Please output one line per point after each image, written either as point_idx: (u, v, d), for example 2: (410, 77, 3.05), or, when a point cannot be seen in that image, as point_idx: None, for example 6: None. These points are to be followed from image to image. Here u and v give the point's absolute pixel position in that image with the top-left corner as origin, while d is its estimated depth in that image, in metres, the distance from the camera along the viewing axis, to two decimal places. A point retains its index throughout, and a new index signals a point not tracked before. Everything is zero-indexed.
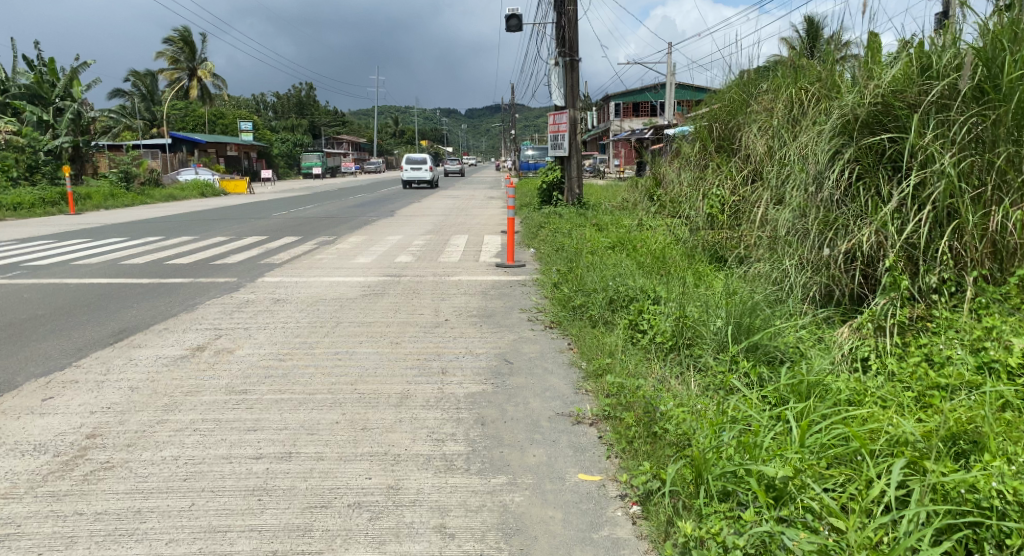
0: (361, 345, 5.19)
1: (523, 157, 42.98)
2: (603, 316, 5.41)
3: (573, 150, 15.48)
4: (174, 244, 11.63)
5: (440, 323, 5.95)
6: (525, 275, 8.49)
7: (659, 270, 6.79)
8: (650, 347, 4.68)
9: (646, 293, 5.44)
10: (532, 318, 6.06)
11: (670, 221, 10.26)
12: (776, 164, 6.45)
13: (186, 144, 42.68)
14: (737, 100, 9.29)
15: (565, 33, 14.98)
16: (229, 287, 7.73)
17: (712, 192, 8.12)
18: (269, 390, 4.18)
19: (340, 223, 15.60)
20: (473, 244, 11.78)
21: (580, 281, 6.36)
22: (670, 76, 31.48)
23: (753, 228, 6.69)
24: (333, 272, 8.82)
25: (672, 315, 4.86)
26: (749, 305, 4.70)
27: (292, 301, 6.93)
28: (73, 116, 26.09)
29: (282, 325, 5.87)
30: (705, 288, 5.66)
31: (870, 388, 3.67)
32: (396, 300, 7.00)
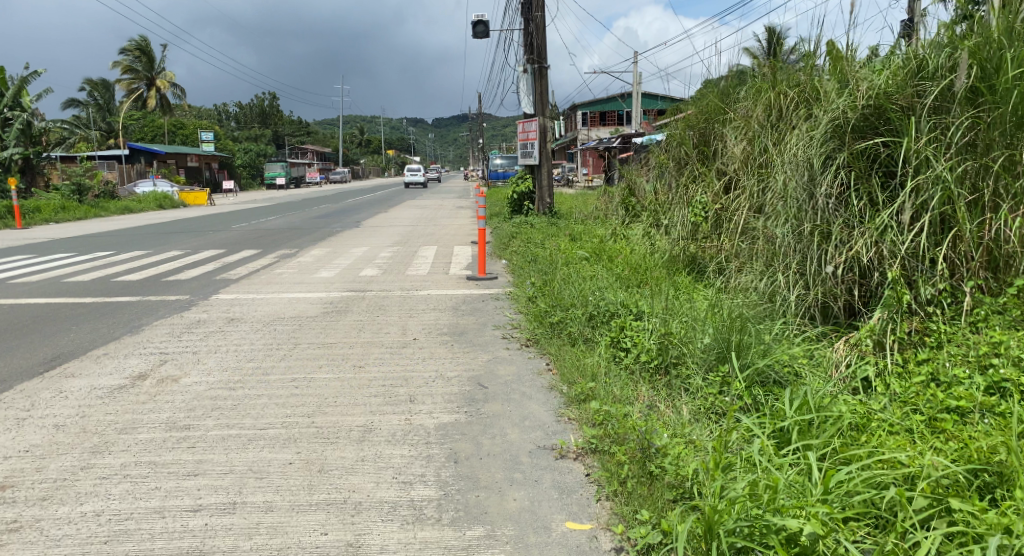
0: (321, 370, 4.77)
1: (491, 166, 42.71)
2: (585, 332, 5.08)
3: (543, 159, 15.23)
4: (124, 259, 10.94)
5: (408, 343, 5.55)
6: (497, 288, 8.14)
7: (639, 283, 6.52)
8: (635, 368, 4.37)
9: (630, 308, 5.16)
10: (506, 335, 5.71)
11: (645, 231, 10.05)
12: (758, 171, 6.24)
13: (145, 155, 41.29)
14: (713, 106, 9.15)
15: (533, 40, 14.76)
16: (180, 305, 7.20)
17: (694, 200, 7.89)
18: (216, 425, 3.73)
19: (304, 235, 15.02)
20: (442, 256, 11.38)
21: (558, 295, 6.03)
22: (636, 85, 31.69)
23: (735, 238, 6.49)
24: (294, 287, 8.33)
25: (659, 332, 4.58)
26: (739, 321, 4.45)
27: (246, 321, 6.44)
28: (23, 126, 25.00)
29: (236, 348, 5.40)
30: (690, 303, 5.40)
31: (876, 413, 3.43)
32: (360, 317, 6.57)
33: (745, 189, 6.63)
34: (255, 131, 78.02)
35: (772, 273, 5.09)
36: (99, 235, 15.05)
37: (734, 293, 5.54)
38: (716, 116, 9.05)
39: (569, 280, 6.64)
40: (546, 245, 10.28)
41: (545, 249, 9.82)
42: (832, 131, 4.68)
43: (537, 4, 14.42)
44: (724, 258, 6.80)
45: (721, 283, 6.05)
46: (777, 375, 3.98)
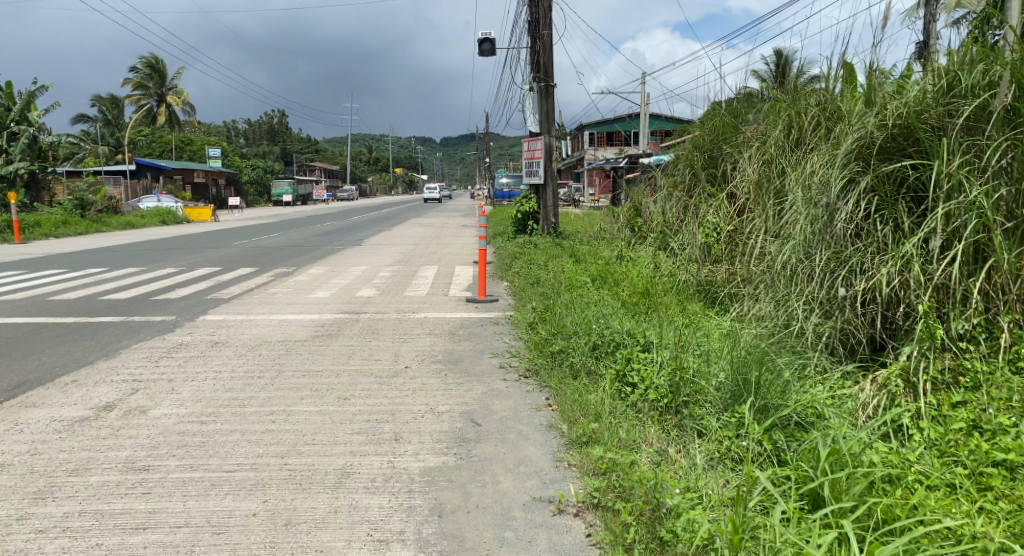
0: (302, 403, 4.41)
1: (497, 185, 42.59)
2: (588, 364, 4.72)
3: (548, 178, 14.96)
4: (115, 277, 10.65)
5: (398, 371, 5.20)
6: (497, 311, 7.79)
7: (646, 311, 6.17)
8: (643, 406, 4.01)
9: (638, 337, 4.80)
10: (504, 364, 5.35)
11: (651, 253, 9.72)
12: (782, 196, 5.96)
13: (151, 170, 41.32)
14: (723, 126, 8.93)
15: (539, 58, 14.58)
16: (164, 327, 6.87)
17: (707, 222, 7.59)
18: (178, 467, 3.38)
19: (303, 253, 14.73)
20: (442, 276, 11.05)
21: (560, 322, 5.67)
22: (642, 108, 31.67)
23: (750, 263, 6.22)
24: (285, 308, 8.00)
25: (668, 367, 4.23)
26: (756, 356, 4.10)
27: (231, 345, 6.09)
28: (29, 141, 25.02)
29: (215, 375, 5.06)
30: (700, 336, 5.04)
31: (910, 463, 3.05)
32: (351, 342, 6.23)
33: (763, 213, 6.30)
34: (262, 148, 78.39)
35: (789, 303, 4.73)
36: (95, 251, 14.78)
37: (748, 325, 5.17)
38: (731, 137, 8.74)
39: (572, 305, 6.31)
40: (549, 266, 9.95)
41: (547, 271, 9.50)
42: (855, 152, 4.33)
43: (543, 22, 14.26)
44: (737, 284, 6.44)
45: (734, 315, 5.69)
46: (797, 417, 3.61)
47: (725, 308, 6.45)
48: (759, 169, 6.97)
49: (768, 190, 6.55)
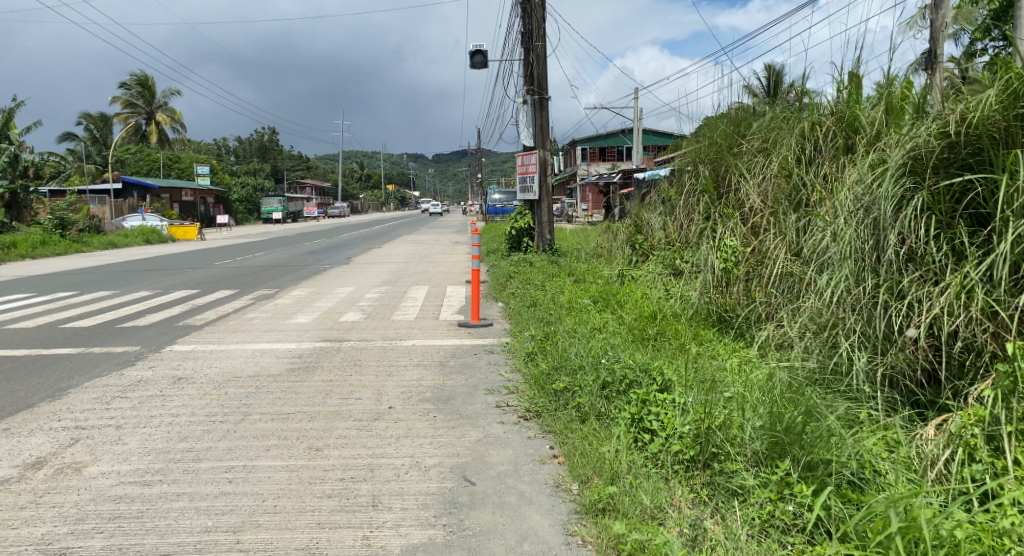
0: (266, 457, 3.78)
1: (489, 202, 42.10)
2: (600, 406, 4.17)
3: (543, 194, 14.49)
4: (84, 301, 9.97)
5: (380, 414, 4.58)
6: (492, 338, 7.19)
7: (660, 347, 5.58)
8: (666, 463, 3.49)
9: (657, 374, 4.27)
10: (501, 403, 4.75)
11: (656, 273, 9.22)
12: (812, 217, 5.54)
13: (138, 189, 40.52)
14: (723, 142, 8.65)
15: (533, 71, 14.13)
16: (124, 359, 6.21)
17: (720, 243, 7.05)
18: (103, 549, 2.74)
19: (288, 273, 14.09)
20: (433, 297, 10.43)
21: (562, 353, 5.12)
22: (634, 123, 31.37)
23: (772, 288, 5.86)
24: (261, 337, 7.35)
25: (693, 413, 3.68)
26: (805, 407, 3.60)
27: (195, 381, 5.44)
28: (10, 159, 24.42)
29: (171, 419, 4.43)
30: (729, 377, 4.51)
31: (999, 534, 2.50)
32: (330, 377, 5.59)
33: (786, 234, 5.88)
34: (253, 165, 77.75)
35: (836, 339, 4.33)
36: (68, 272, 14.08)
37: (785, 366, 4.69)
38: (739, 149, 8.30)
39: (576, 333, 5.76)
40: (545, 287, 9.40)
41: (544, 293, 8.95)
42: (908, 166, 3.91)
43: (538, 33, 13.80)
44: (768, 310, 5.94)
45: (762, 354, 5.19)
46: (850, 477, 3.08)
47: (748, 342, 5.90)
48: (774, 185, 6.50)
49: (788, 210, 6.12)
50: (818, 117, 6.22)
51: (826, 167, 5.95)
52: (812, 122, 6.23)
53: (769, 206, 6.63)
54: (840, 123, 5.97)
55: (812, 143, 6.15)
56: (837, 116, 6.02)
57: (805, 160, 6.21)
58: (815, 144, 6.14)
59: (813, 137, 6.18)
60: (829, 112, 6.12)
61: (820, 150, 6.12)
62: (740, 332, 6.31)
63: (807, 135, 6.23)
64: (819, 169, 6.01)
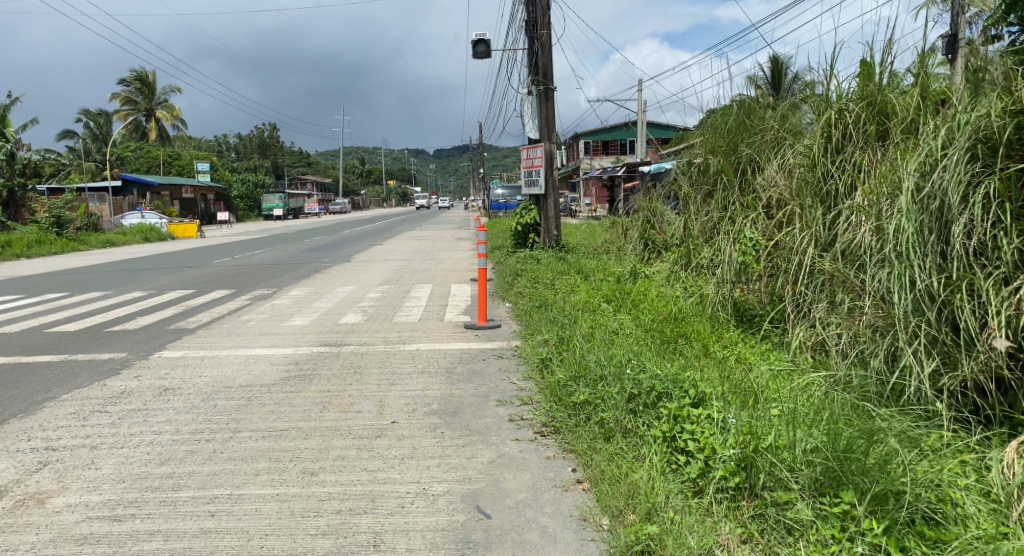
0: (254, 485, 3.37)
1: (492, 197, 41.62)
2: (626, 422, 3.76)
3: (549, 188, 14.06)
4: (75, 303, 9.58)
5: (382, 430, 4.17)
6: (501, 341, 6.79)
7: (688, 355, 5.15)
8: (710, 498, 3.03)
9: (688, 384, 3.87)
10: (515, 417, 4.35)
11: (672, 270, 8.86)
12: (848, 209, 5.12)
13: (137, 186, 40.07)
14: (737, 128, 8.52)
15: (538, 60, 13.67)
16: (110, 367, 5.80)
17: (740, 236, 6.57)
18: None
19: (288, 272, 13.69)
20: (437, 296, 10.03)
21: (580, 360, 4.69)
22: (638, 115, 30.80)
23: (805, 288, 5.44)
24: (257, 341, 6.93)
25: (735, 432, 3.26)
26: (867, 430, 3.21)
27: (183, 392, 5.03)
28: (6, 157, 24.11)
29: (152, 437, 4.01)
30: (770, 392, 4.12)
31: None
32: (328, 387, 5.18)
33: (812, 227, 5.49)
34: (253, 161, 77.25)
35: (893, 348, 3.95)
36: (62, 272, 13.72)
37: (827, 380, 4.30)
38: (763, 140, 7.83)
39: (594, 337, 5.36)
40: (555, 285, 9.00)
41: (553, 292, 8.55)
42: (979, 149, 3.69)
43: (542, 21, 13.34)
44: (801, 312, 5.51)
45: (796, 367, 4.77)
46: (926, 512, 2.68)
47: (780, 349, 5.46)
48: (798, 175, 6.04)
49: (814, 204, 5.67)
50: (840, 99, 5.75)
51: (856, 156, 5.47)
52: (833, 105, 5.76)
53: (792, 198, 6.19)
54: (871, 108, 5.49)
55: (840, 129, 5.62)
56: (865, 100, 5.54)
57: (831, 148, 5.70)
58: (841, 130, 5.62)
59: (834, 123, 5.68)
60: (854, 95, 5.62)
61: (850, 136, 5.60)
62: (769, 336, 5.90)
63: (827, 121, 5.76)
64: (852, 156, 5.50)
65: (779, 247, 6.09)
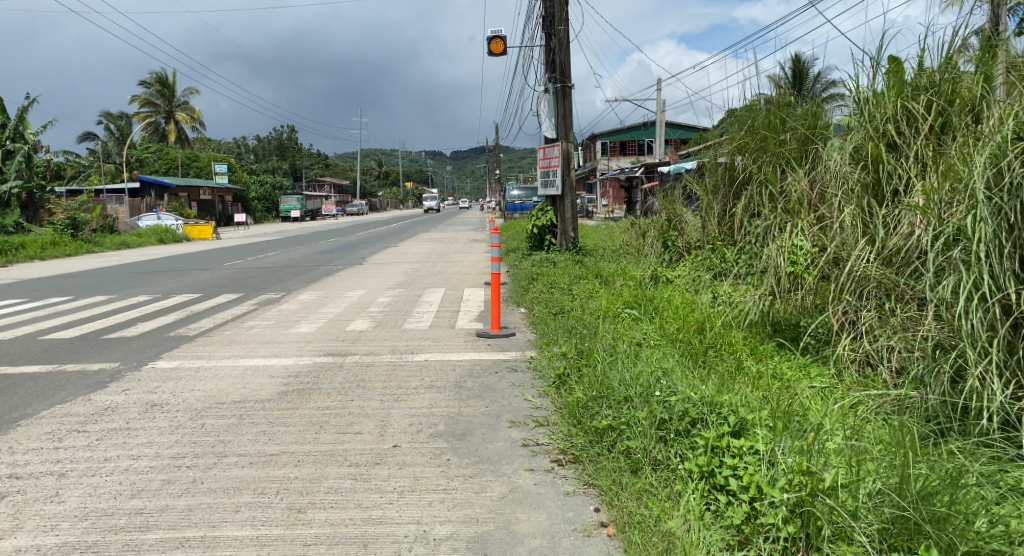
0: (231, 525, 2.95)
1: (508, 198, 41.21)
2: (655, 454, 3.32)
3: (566, 189, 13.61)
4: (76, 308, 9.28)
5: (382, 457, 3.75)
6: (515, 351, 6.35)
7: (726, 374, 4.70)
8: (760, 551, 2.57)
9: (726, 408, 3.42)
10: (529, 442, 3.92)
11: (701, 276, 8.37)
12: (907, 212, 4.62)
13: (155, 188, 40.16)
14: (764, 126, 8.00)
15: (555, 57, 13.23)
16: (99, 379, 5.44)
17: (790, 242, 5.91)
18: None
19: (299, 275, 13.37)
20: (449, 302, 9.60)
21: (602, 378, 4.22)
22: (659, 114, 30.27)
23: (851, 298, 4.95)
24: (257, 350, 6.55)
25: (785, 468, 2.80)
26: (943, 470, 2.73)
27: (171, 409, 4.65)
28: (25, 158, 24.18)
29: (129, 463, 3.63)
30: (817, 416, 3.65)
31: None
32: (326, 403, 4.77)
33: (873, 235, 4.97)
34: (271, 163, 77.55)
35: (960, 366, 3.48)
36: (71, 275, 13.49)
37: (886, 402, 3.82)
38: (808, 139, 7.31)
39: (617, 351, 4.92)
40: (572, 291, 8.55)
41: (571, 298, 8.09)
42: None
43: (559, 17, 12.91)
44: (847, 323, 5.04)
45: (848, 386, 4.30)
46: None
47: (828, 365, 5.00)
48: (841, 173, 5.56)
49: (860, 205, 5.19)
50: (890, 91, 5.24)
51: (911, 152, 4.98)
52: (875, 96, 5.25)
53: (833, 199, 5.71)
54: (933, 99, 4.99)
55: (890, 123, 5.11)
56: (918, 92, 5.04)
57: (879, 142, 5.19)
58: (886, 120, 5.10)
59: (878, 114, 5.17)
60: (905, 86, 5.10)
61: (905, 131, 5.10)
62: (813, 350, 5.44)
63: (871, 114, 5.27)
64: (905, 152, 5.01)
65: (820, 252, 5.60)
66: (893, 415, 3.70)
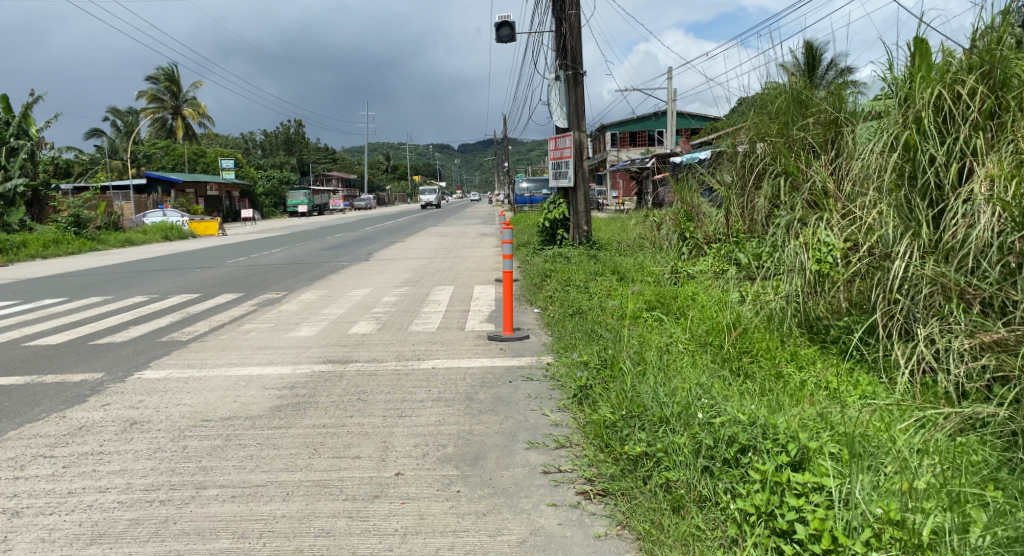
0: None
1: (517, 191, 40.64)
2: (701, 489, 2.83)
3: (579, 181, 13.09)
4: (69, 310, 8.88)
5: (382, 488, 3.28)
6: (530, 356, 5.86)
7: (769, 385, 4.21)
8: None
9: (782, 432, 2.93)
10: (550, 469, 3.44)
11: (725, 271, 7.89)
12: (970, 207, 4.12)
13: (161, 184, 39.92)
14: (792, 111, 7.47)
15: (566, 43, 12.66)
16: (79, 392, 5.01)
17: (815, 240, 5.71)
18: None
19: (302, 272, 12.94)
20: (458, 301, 9.13)
21: (630, 395, 3.71)
22: (669, 104, 29.61)
23: (905, 302, 4.45)
24: (253, 357, 6.10)
25: (867, 516, 2.31)
26: None
27: (151, 428, 4.20)
28: (28, 156, 23.89)
29: (94, 498, 3.17)
30: (880, 438, 3.17)
31: None
32: (323, 421, 4.30)
33: (915, 229, 4.55)
34: (278, 157, 77.38)
35: None
36: (70, 275, 13.12)
37: (961, 420, 3.37)
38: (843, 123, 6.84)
39: (643, 360, 4.44)
40: (589, 289, 8.06)
41: (588, 297, 7.59)
42: None
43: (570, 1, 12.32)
44: (903, 326, 4.54)
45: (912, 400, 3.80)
46: None
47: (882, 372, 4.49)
48: (880, 161, 5.02)
49: (905, 196, 4.67)
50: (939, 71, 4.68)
51: (959, 136, 4.41)
52: (921, 77, 4.69)
53: (873, 189, 5.20)
54: (991, 80, 4.45)
55: (942, 107, 4.55)
56: (973, 71, 4.49)
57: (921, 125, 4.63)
58: (931, 101, 4.54)
59: (922, 98, 4.61)
60: (958, 65, 4.56)
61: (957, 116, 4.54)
62: (862, 355, 4.94)
63: (914, 97, 4.73)
64: (956, 135, 4.45)
65: (864, 250, 5.12)
66: (971, 437, 3.23)
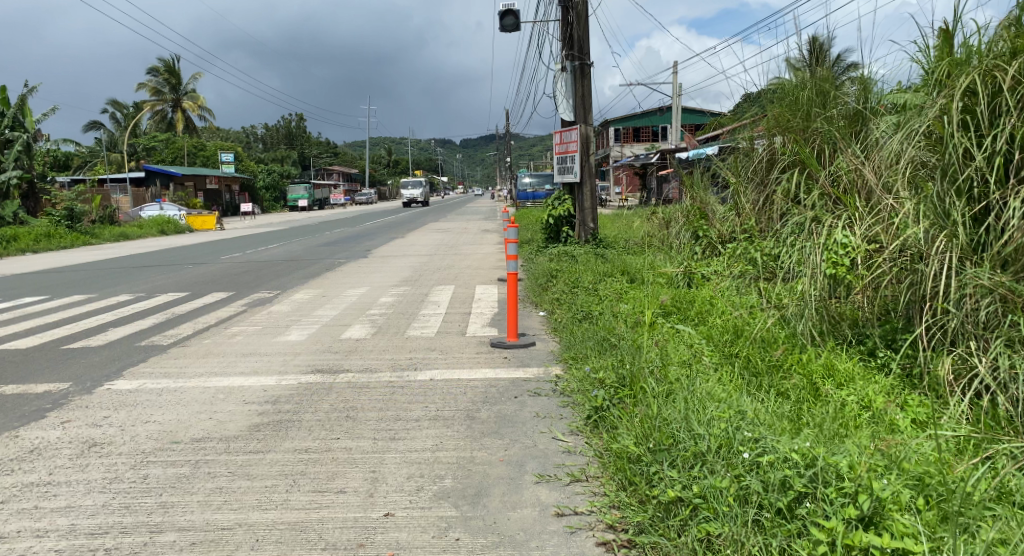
0: None
1: (519, 185, 40.04)
2: (751, 546, 2.28)
3: (585, 176, 12.58)
4: (48, 309, 8.40)
5: (367, 534, 2.80)
6: (536, 367, 5.36)
7: (808, 408, 3.71)
8: None
9: (848, 478, 2.42)
10: (563, 510, 2.95)
11: (740, 270, 7.40)
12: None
13: (160, 177, 39.45)
14: (814, 103, 6.96)
15: (573, 33, 12.15)
16: (39, 406, 4.52)
17: (829, 240, 5.35)
18: None
19: (297, 270, 12.45)
20: (459, 302, 8.63)
21: (658, 424, 3.20)
22: (675, 99, 29.08)
23: (954, 314, 3.94)
24: (236, 365, 5.61)
25: None
26: None
27: (111, 452, 3.71)
28: (22, 147, 23.39)
29: (28, 546, 2.70)
30: (953, 480, 2.69)
31: None
32: (306, 444, 3.81)
33: (953, 233, 4.04)
34: (279, 151, 76.87)
35: None
36: (56, 270, 12.64)
37: None
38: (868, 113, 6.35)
39: (660, 378, 3.97)
40: (598, 291, 7.57)
41: (596, 300, 7.11)
42: None
43: None
44: (951, 339, 4.04)
45: (975, 429, 3.30)
46: None
47: (930, 392, 3.98)
48: (920, 156, 4.53)
49: (946, 192, 4.15)
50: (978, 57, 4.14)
51: (1013, 125, 3.87)
52: (960, 64, 4.17)
53: (910, 187, 4.71)
54: None
55: (986, 96, 4.00)
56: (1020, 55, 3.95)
57: (970, 115, 4.11)
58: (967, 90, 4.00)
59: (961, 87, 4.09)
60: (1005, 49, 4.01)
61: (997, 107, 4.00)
62: (905, 370, 4.45)
63: (951, 86, 4.21)
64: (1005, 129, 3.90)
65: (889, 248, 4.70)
66: None
